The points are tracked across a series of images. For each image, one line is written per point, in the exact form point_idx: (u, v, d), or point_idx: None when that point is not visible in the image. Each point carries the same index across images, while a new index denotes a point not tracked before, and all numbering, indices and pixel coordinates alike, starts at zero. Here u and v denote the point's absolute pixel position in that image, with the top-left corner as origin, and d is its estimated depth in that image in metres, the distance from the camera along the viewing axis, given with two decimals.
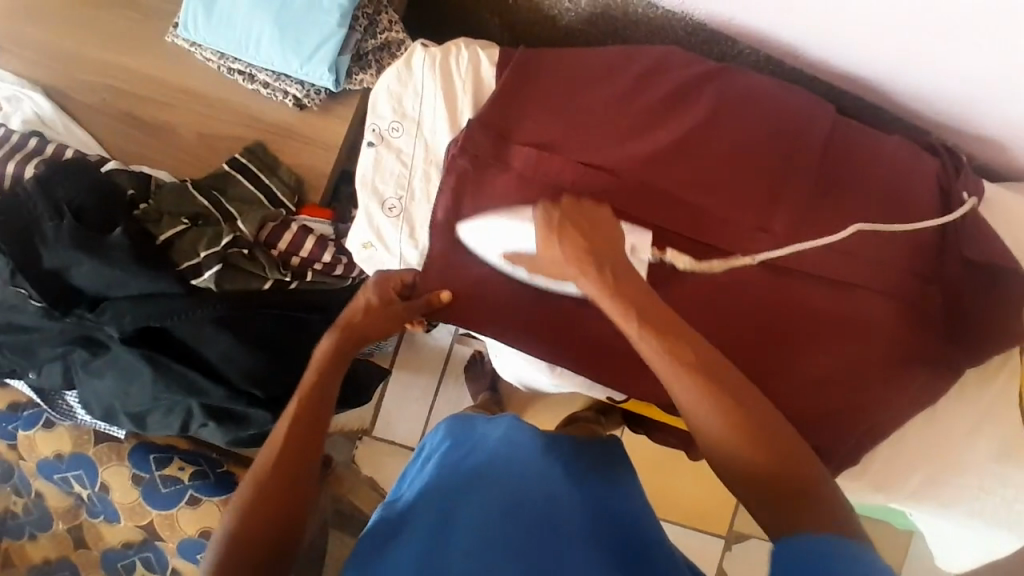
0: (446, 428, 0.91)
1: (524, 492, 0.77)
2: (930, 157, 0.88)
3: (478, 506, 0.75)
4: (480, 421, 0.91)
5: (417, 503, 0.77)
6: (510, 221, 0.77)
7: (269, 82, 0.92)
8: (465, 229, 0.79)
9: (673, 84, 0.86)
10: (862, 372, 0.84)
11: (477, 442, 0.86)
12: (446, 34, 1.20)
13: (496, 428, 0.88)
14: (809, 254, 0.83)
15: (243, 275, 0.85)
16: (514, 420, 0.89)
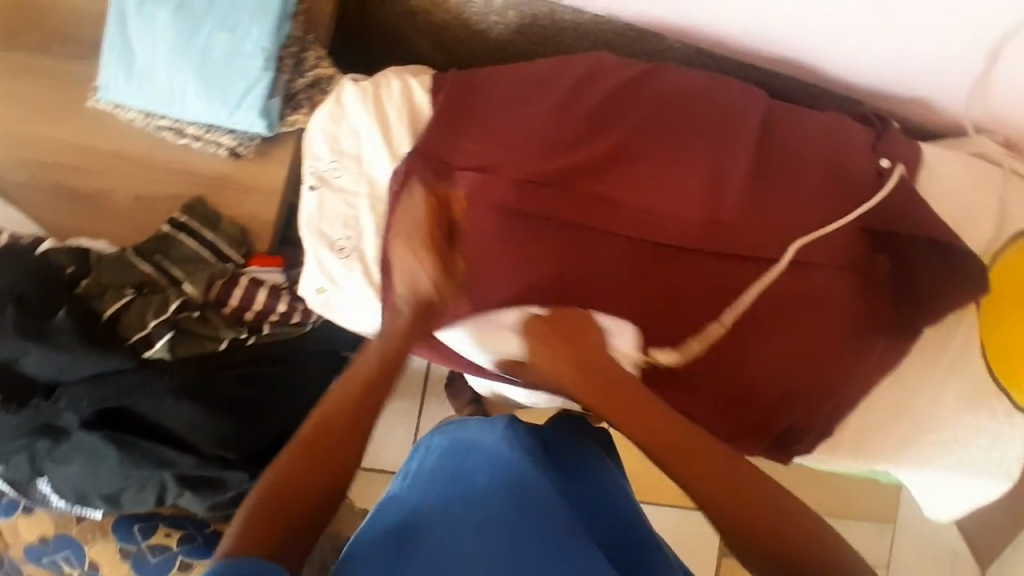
0: (440, 430, 0.83)
1: (533, 515, 0.73)
2: (861, 127, 0.91)
3: (471, 527, 0.71)
4: (474, 421, 0.83)
5: (413, 531, 0.71)
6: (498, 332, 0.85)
7: (201, 135, 0.89)
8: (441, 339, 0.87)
9: (607, 90, 0.86)
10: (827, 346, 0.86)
11: (473, 449, 0.80)
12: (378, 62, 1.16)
13: (494, 431, 0.81)
14: (762, 239, 0.84)
15: (197, 339, 0.83)
16: (512, 417, 0.83)
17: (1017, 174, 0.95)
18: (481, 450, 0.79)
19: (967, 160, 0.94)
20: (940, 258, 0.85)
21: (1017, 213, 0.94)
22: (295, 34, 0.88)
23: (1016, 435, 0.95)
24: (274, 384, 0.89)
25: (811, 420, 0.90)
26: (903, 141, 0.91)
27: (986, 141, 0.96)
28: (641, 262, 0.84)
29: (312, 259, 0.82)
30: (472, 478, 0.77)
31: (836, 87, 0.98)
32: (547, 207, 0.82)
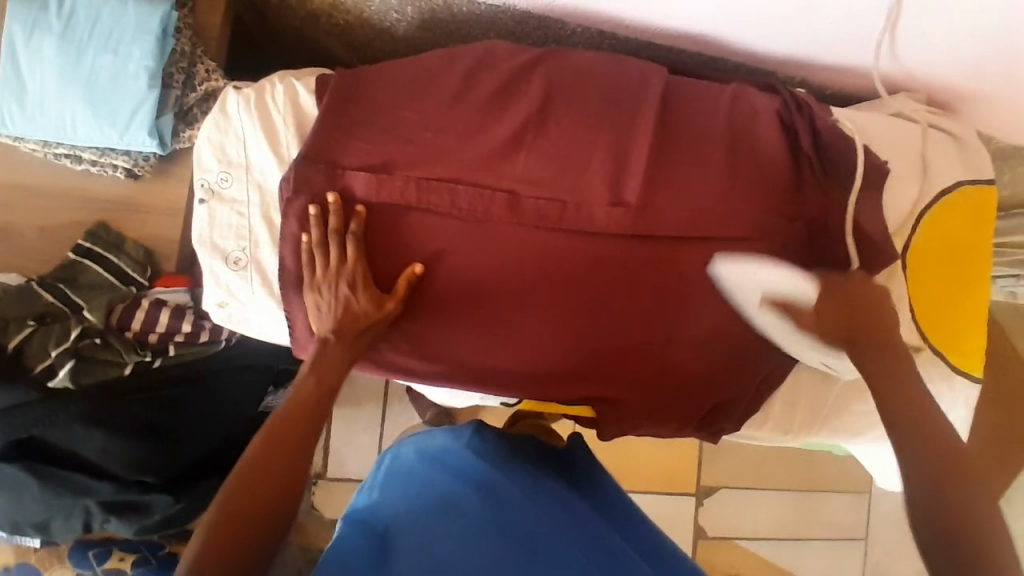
0: (410, 445, 0.91)
1: (508, 508, 0.79)
2: (767, 96, 0.89)
3: (447, 520, 0.76)
4: (441, 436, 0.93)
5: (390, 521, 0.76)
6: (789, 275, 0.77)
7: (97, 159, 0.88)
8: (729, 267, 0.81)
9: (499, 80, 0.83)
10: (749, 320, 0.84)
11: (443, 454, 0.89)
12: (274, 67, 1.14)
13: (461, 438, 0.91)
14: (673, 216, 0.82)
15: (100, 364, 0.84)
16: (478, 427, 0.94)
17: (932, 128, 0.93)
18: (450, 453, 0.88)
19: (884, 121, 0.92)
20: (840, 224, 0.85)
21: (945, 171, 0.91)
22: (182, 48, 0.88)
23: (957, 398, 0.93)
24: (190, 406, 0.89)
25: (732, 400, 0.89)
26: (814, 104, 0.89)
27: (899, 99, 0.94)
28: (548, 251, 0.81)
29: (211, 275, 0.81)
30: (438, 477, 0.84)
31: (745, 58, 0.96)
32: (446, 204, 0.80)
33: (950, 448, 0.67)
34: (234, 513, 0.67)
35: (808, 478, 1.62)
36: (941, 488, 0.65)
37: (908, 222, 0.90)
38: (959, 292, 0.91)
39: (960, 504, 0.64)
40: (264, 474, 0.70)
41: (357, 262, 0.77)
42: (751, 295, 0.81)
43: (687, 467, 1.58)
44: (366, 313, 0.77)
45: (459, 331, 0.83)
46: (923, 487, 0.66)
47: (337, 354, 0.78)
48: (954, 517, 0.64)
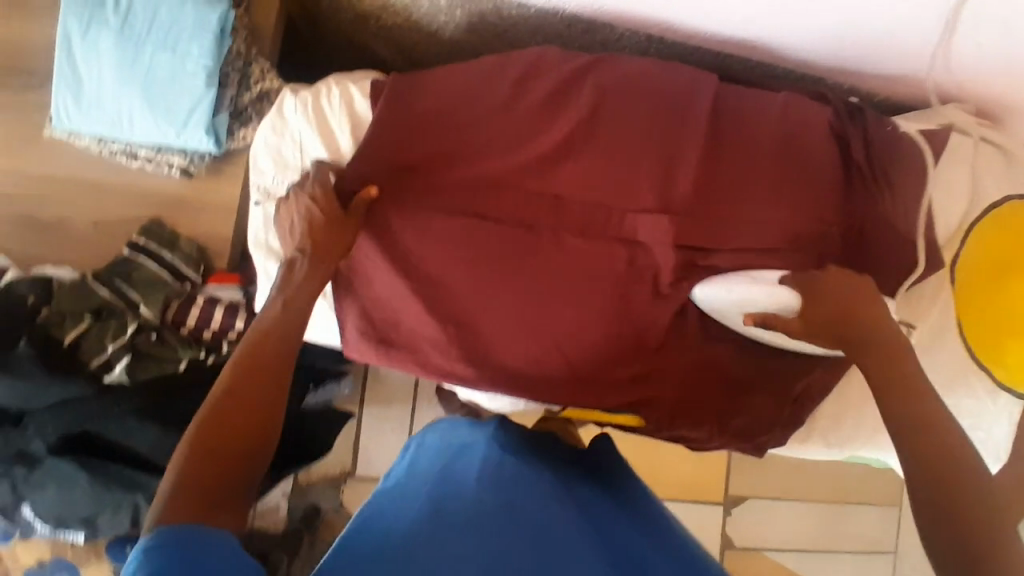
0: (431, 449, 0.90)
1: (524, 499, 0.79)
2: (822, 107, 0.88)
3: (464, 513, 0.74)
4: (466, 430, 0.95)
5: (409, 502, 0.77)
6: (759, 284, 0.80)
7: (152, 156, 0.90)
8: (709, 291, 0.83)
9: (551, 85, 0.84)
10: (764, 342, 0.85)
11: (461, 457, 0.88)
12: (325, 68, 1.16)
13: (485, 430, 0.94)
14: (722, 224, 0.84)
15: (155, 360, 0.87)
16: (503, 421, 0.97)
17: (984, 141, 0.92)
18: (475, 445, 0.91)
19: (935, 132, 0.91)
20: (885, 235, 0.86)
21: (994, 185, 0.91)
22: (238, 49, 0.89)
23: (1000, 413, 0.93)
24: None
25: (777, 412, 0.89)
26: (868, 114, 0.89)
27: (951, 110, 0.93)
28: (592, 257, 0.83)
29: (266, 277, 0.82)
30: (459, 475, 0.83)
31: (791, 65, 0.96)
32: (494, 207, 0.81)
33: (938, 433, 0.66)
34: (204, 459, 0.61)
35: (836, 489, 1.61)
36: (947, 484, 0.63)
37: (955, 234, 0.89)
38: None
39: (950, 490, 0.63)
40: (237, 415, 0.64)
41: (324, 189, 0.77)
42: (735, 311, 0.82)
43: (715, 476, 1.57)
44: (326, 221, 0.75)
45: (509, 337, 0.83)
46: (925, 485, 0.64)
47: (304, 278, 0.75)
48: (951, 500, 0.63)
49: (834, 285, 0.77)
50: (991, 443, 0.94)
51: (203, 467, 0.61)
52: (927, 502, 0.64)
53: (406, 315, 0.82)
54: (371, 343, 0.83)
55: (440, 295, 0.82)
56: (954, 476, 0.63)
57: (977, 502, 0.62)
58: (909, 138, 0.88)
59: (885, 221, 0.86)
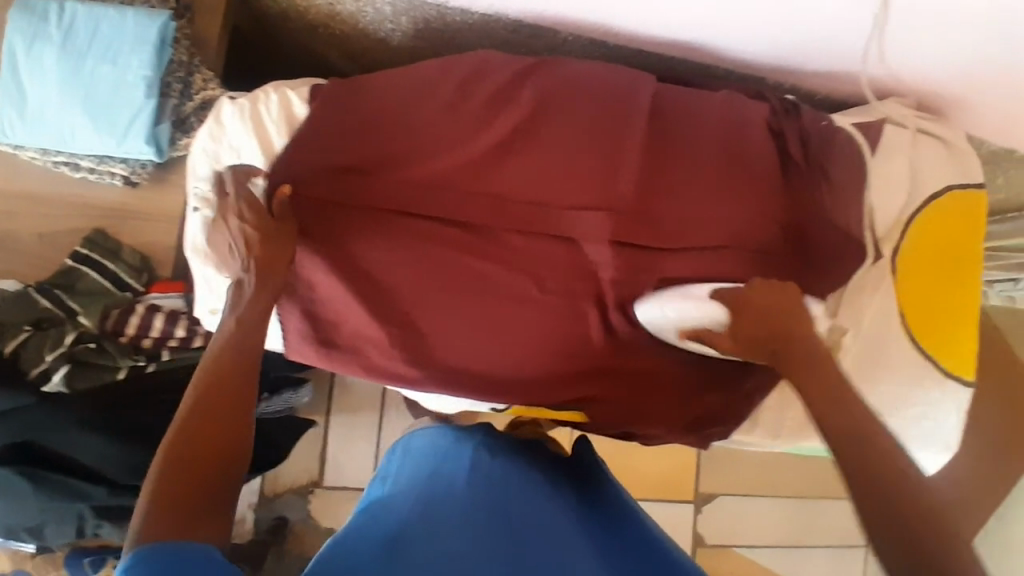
0: (415, 452, 0.91)
1: (515, 509, 0.79)
2: (759, 104, 0.90)
3: (454, 521, 0.75)
4: (450, 435, 0.94)
5: (399, 511, 0.77)
6: (690, 304, 0.81)
7: (94, 167, 0.89)
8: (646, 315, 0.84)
9: (489, 88, 0.84)
10: None
11: (451, 461, 0.89)
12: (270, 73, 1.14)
13: (470, 438, 0.92)
14: (663, 220, 0.85)
15: (94, 369, 0.85)
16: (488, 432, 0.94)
17: (920, 133, 0.93)
18: (460, 451, 0.90)
19: (875, 127, 0.92)
20: (821, 228, 0.87)
21: (932, 176, 0.92)
22: (179, 58, 0.89)
23: (947, 400, 0.93)
24: None
25: (723, 408, 0.89)
26: (802, 110, 0.90)
27: (887, 104, 0.94)
28: (534, 255, 0.83)
29: (205, 283, 0.79)
30: (448, 484, 0.83)
31: (734, 65, 0.97)
32: (434, 208, 0.81)
33: (878, 436, 0.66)
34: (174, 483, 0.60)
35: (806, 484, 1.61)
36: (889, 486, 0.63)
37: (895, 227, 0.90)
38: (947, 297, 0.93)
39: (888, 496, 0.63)
40: (220, 432, 0.64)
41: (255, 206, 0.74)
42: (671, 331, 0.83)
43: (686, 475, 1.57)
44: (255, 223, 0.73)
45: (451, 334, 0.82)
46: (870, 488, 0.64)
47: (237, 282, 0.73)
48: (892, 507, 0.62)
49: (763, 301, 0.77)
50: (938, 432, 0.94)
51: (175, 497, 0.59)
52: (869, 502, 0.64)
53: (348, 316, 0.81)
54: (310, 345, 0.81)
55: (386, 295, 0.81)
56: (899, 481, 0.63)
57: (927, 509, 0.62)
58: (844, 133, 0.90)
59: (822, 216, 0.87)
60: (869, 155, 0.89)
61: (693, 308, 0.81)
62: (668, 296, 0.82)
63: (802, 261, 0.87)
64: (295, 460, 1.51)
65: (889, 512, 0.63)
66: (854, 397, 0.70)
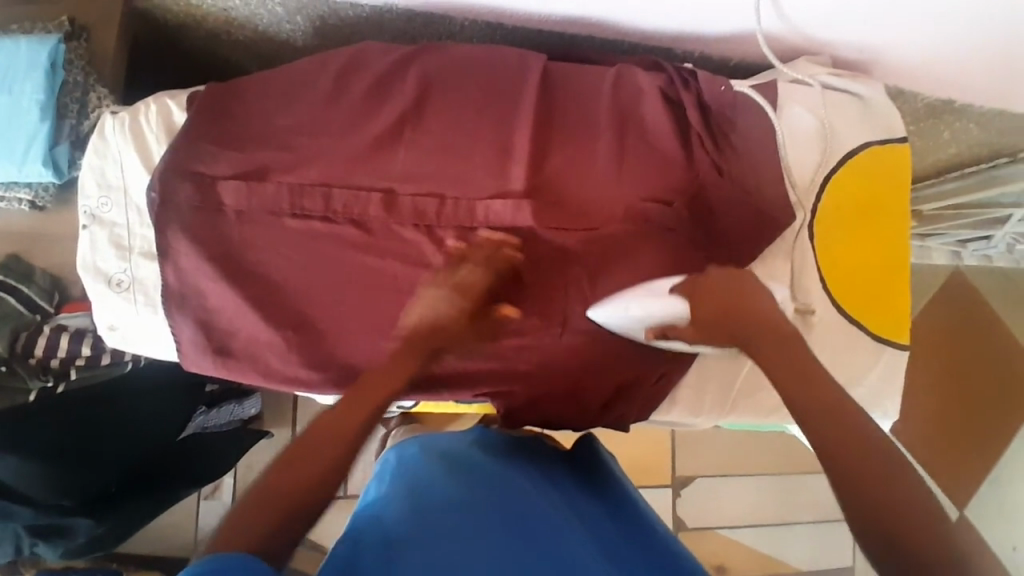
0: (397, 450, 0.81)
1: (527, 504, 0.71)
2: (652, 73, 0.87)
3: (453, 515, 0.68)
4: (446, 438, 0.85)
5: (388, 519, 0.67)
6: (664, 302, 0.78)
7: (2, 194, 0.89)
8: (597, 315, 0.81)
9: (370, 80, 0.83)
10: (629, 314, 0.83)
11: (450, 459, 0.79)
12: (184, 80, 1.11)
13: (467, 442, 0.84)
14: (559, 199, 0.82)
15: (9, 393, 0.90)
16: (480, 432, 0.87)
17: (829, 90, 0.90)
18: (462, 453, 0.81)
19: (779, 88, 0.89)
20: (727, 195, 0.84)
21: (846, 133, 0.89)
22: (74, 79, 0.90)
23: (882, 365, 0.89)
24: (103, 427, 0.90)
25: (637, 387, 0.86)
26: (700, 76, 0.87)
27: (794, 66, 0.91)
28: (428, 247, 0.82)
29: (96, 300, 0.80)
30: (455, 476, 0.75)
31: (636, 37, 0.94)
32: (319, 207, 0.80)
33: (862, 423, 0.63)
34: (301, 478, 0.65)
35: (781, 458, 1.57)
36: (863, 482, 0.59)
37: (808, 187, 0.86)
38: (874, 259, 0.88)
39: (868, 490, 0.59)
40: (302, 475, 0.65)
41: (459, 253, 0.79)
42: (637, 331, 0.81)
43: (660, 458, 1.54)
44: (189, 261, 0.79)
45: (347, 333, 0.82)
46: (836, 479, 0.61)
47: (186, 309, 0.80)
48: (874, 505, 0.58)
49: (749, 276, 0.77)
50: (870, 396, 0.90)
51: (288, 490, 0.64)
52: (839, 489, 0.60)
53: (238, 320, 0.80)
54: (207, 355, 0.81)
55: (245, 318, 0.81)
56: (874, 472, 0.59)
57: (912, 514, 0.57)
58: (745, 95, 0.87)
59: (731, 182, 0.84)
60: (773, 114, 0.86)
61: (666, 304, 0.78)
62: (640, 292, 0.79)
63: (711, 233, 0.84)
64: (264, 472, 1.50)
65: (869, 512, 0.58)
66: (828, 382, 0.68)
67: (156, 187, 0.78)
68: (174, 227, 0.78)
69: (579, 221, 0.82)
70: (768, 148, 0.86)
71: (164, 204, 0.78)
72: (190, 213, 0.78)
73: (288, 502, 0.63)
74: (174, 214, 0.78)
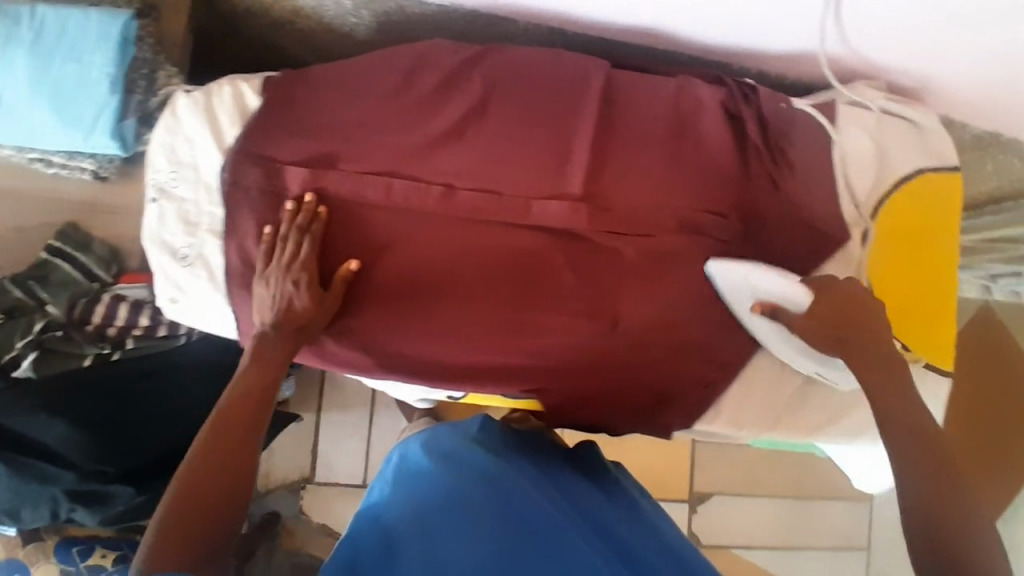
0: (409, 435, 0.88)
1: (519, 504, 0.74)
2: (715, 87, 0.88)
3: (449, 520, 0.73)
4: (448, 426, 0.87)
5: (392, 527, 0.74)
6: (788, 282, 0.78)
7: (65, 163, 0.91)
8: (717, 269, 0.81)
9: (439, 76, 0.85)
10: (683, 324, 0.83)
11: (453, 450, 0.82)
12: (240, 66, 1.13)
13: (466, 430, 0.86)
14: (617, 205, 0.83)
15: (60, 357, 0.90)
16: (485, 420, 0.89)
17: (885, 114, 0.92)
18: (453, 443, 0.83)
19: (835, 110, 0.90)
20: (783, 212, 0.85)
21: (900, 158, 0.90)
22: (144, 56, 0.91)
23: (921, 390, 0.90)
24: (149, 396, 0.92)
25: (679, 395, 0.87)
26: (761, 95, 0.89)
27: (851, 89, 0.93)
28: (486, 243, 0.83)
29: (160, 272, 0.82)
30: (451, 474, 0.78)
31: (697, 51, 0.96)
32: (381, 198, 0.82)
33: (935, 443, 0.72)
34: (226, 465, 0.75)
35: (800, 479, 1.58)
36: (940, 501, 0.69)
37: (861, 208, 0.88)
38: (919, 283, 0.89)
39: (936, 510, 0.68)
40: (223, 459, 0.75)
41: (309, 221, 0.79)
42: (744, 297, 0.82)
43: (678, 471, 1.55)
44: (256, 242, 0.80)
45: (399, 321, 0.83)
46: (924, 501, 0.69)
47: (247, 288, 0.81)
48: (939, 521, 0.68)
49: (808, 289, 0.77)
50: None
51: (201, 496, 0.73)
52: (912, 506, 0.70)
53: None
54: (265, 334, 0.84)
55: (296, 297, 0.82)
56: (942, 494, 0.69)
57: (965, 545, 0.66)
58: (802, 116, 0.88)
59: (787, 199, 0.85)
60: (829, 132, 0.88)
61: (790, 287, 0.77)
62: (767, 270, 0.78)
63: (766, 248, 0.85)
64: (286, 456, 1.54)
65: (930, 530, 0.68)
66: (915, 399, 0.75)
67: (229, 169, 0.80)
68: (244, 207, 0.80)
69: (637, 228, 0.83)
70: (823, 169, 0.87)
71: (236, 186, 0.81)
72: (259, 196, 0.81)
73: (213, 495, 0.73)
74: (245, 197, 0.81)
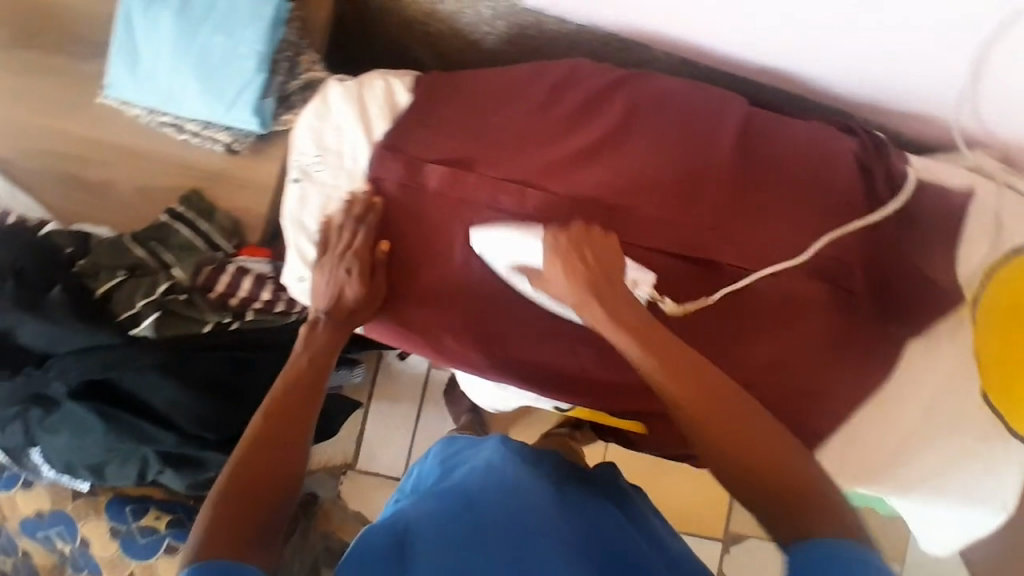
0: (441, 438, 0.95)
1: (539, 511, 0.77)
2: (849, 138, 0.90)
3: (461, 519, 0.74)
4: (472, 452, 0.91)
5: (412, 523, 0.75)
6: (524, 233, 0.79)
7: (198, 132, 0.93)
8: (477, 236, 0.82)
9: (583, 95, 0.88)
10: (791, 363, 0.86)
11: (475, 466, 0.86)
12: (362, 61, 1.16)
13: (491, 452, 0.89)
14: (745, 241, 0.85)
15: (181, 320, 0.90)
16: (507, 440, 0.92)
17: (1011, 188, 0.91)
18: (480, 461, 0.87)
19: (958, 174, 0.91)
20: (898, 266, 0.87)
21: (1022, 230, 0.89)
22: (289, 39, 0.92)
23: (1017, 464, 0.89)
24: (254, 370, 0.93)
25: None
26: (891, 151, 0.90)
27: (978, 155, 0.93)
28: None
29: (295, 250, 0.86)
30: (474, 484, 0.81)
31: (824, 99, 0.98)
32: (515, 204, 0.83)
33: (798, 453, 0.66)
34: (278, 437, 0.72)
35: None
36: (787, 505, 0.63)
37: (981, 274, 0.87)
38: None
39: (792, 506, 0.63)
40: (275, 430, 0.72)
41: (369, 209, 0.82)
42: (501, 264, 0.81)
43: (716, 510, 1.54)
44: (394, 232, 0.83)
45: (519, 327, 0.84)
46: (769, 501, 0.64)
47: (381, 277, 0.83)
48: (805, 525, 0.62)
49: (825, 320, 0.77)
50: (995, 488, 0.90)
51: (255, 468, 0.69)
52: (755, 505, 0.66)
53: (412, 298, 0.85)
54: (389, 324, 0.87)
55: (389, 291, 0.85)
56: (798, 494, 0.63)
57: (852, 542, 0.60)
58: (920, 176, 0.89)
59: (904, 254, 0.88)
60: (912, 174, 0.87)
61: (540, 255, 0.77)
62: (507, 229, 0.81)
63: (878, 299, 0.88)
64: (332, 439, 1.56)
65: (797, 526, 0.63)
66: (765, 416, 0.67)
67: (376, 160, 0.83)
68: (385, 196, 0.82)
69: (764, 265, 0.85)
70: (942, 230, 0.88)
71: (379, 175, 0.83)
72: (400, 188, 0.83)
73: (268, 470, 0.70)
74: (389, 188, 0.83)
